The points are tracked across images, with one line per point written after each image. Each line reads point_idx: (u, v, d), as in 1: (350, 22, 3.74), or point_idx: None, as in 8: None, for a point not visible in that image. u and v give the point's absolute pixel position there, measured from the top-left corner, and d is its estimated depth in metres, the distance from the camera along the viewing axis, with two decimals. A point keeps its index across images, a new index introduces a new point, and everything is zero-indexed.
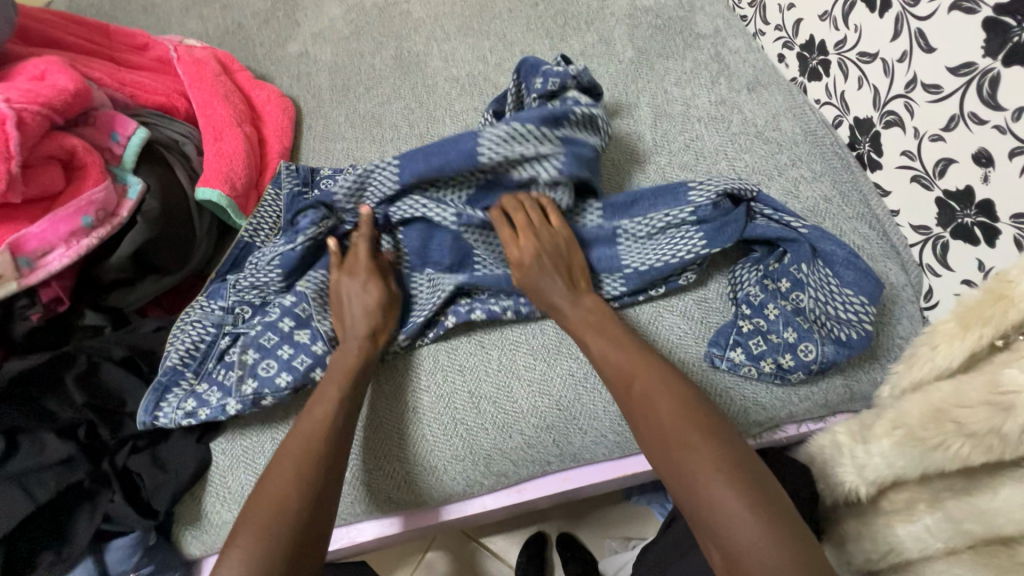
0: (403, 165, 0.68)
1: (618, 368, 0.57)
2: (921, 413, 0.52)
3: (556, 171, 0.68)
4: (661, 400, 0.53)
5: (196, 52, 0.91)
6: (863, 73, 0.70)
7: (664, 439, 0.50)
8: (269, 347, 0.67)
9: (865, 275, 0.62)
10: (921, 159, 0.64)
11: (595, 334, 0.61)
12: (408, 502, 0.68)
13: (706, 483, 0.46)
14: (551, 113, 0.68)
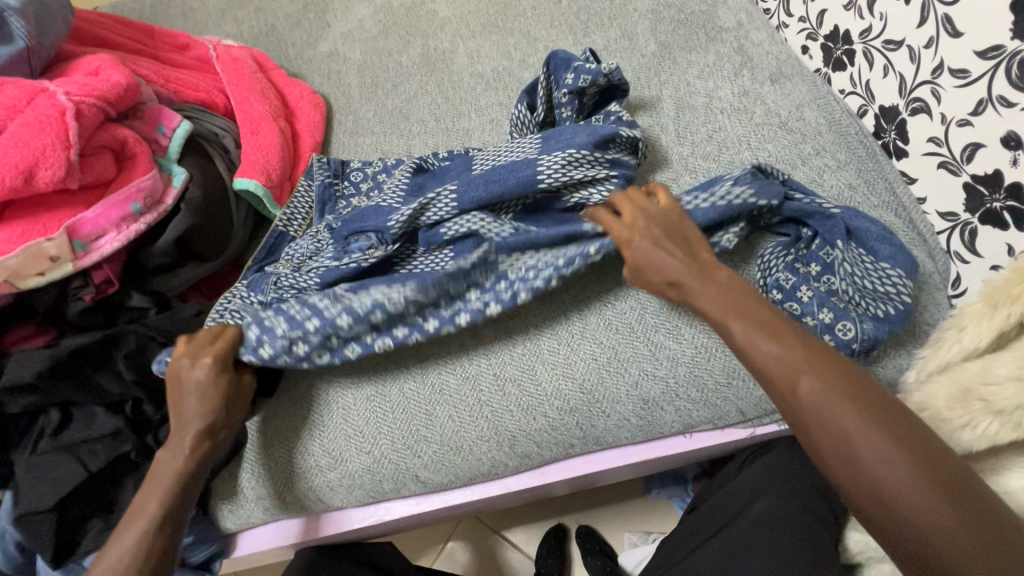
0: (460, 191, 0.71)
1: (779, 359, 0.51)
2: (946, 394, 0.52)
3: (610, 195, 0.71)
4: (844, 400, 0.47)
5: (234, 51, 0.96)
6: (888, 61, 0.70)
7: (850, 442, 0.46)
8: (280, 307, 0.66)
9: (900, 251, 0.65)
10: (948, 145, 0.64)
11: (741, 318, 0.55)
12: (436, 482, 0.71)
13: (917, 502, 0.43)
14: (603, 138, 0.72)
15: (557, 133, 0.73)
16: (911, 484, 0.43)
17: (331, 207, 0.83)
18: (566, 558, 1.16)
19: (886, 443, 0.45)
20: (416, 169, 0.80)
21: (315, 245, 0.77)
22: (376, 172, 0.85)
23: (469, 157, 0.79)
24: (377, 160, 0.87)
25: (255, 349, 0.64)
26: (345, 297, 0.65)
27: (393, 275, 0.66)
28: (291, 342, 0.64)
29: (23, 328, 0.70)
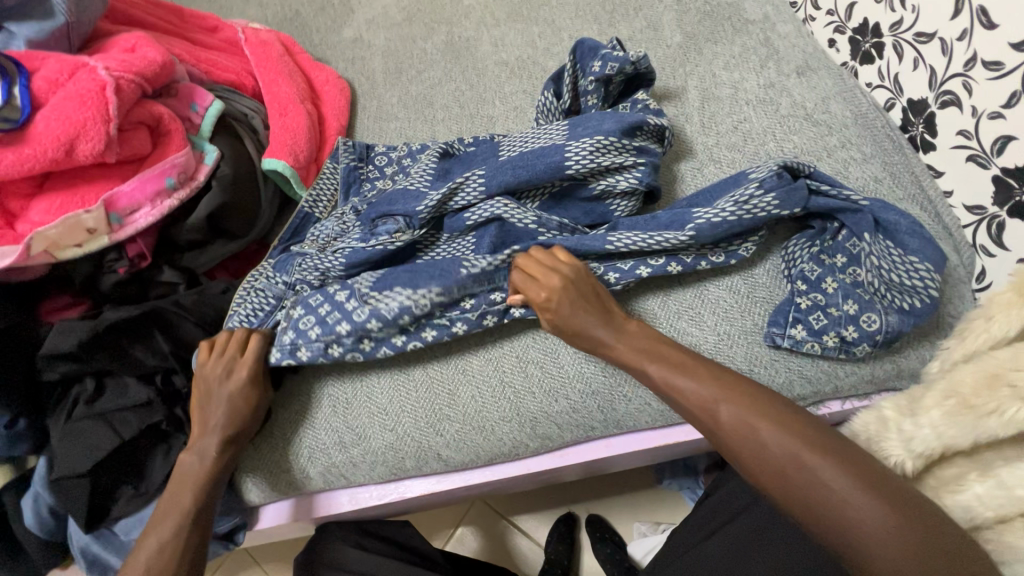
0: (488, 175, 0.72)
1: (688, 393, 0.57)
2: (974, 379, 0.53)
3: (636, 181, 0.71)
4: (754, 411, 0.54)
5: (262, 34, 0.97)
6: (919, 54, 0.70)
7: (770, 453, 0.51)
8: (313, 303, 0.69)
9: (931, 245, 0.63)
10: (978, 138, 0.64)
11: (656, 361, 0.61)
12: (458, 461, 0.72)
13: (837, 493, 0.47)
14: (629, 127, 0.72)
15: (584, 121, 0.74)
16: (839, 479, 0.48)
17: (356, 189, 0.84)
18: (575, 545, 1.18)
19: (802, 444, 0.50)
20: (442, 153, 0.80)
21: (340, 224, 0.78)
22: (401, 156, 0.86)
23: (495, 142, 0.80)
24: (403, 145, 0.88)
25: (292, 351, 0.68)
26: (370, 298, 0.67)
27: (413, 270, 0.68)
28: (327, 344, 0.68)
29: (58, 297, 0.72)
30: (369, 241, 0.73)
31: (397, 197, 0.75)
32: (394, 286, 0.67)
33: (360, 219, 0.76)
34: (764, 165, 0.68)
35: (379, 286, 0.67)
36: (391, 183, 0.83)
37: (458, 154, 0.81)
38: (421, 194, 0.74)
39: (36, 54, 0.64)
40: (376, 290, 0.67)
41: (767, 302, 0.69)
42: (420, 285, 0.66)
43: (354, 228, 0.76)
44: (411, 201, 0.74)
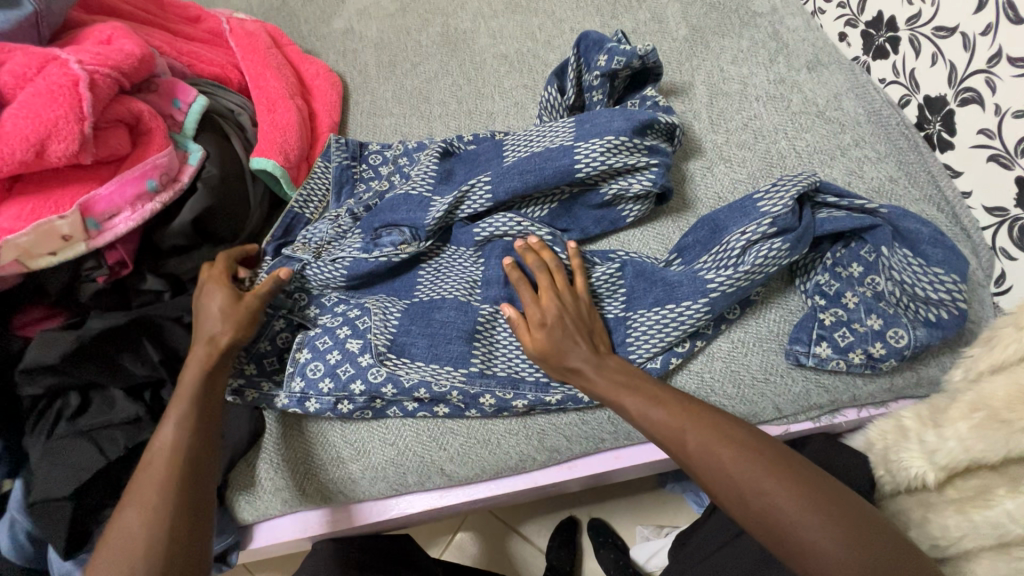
0: (495, 182, 0.69)
1: (658, 424, 0.53)
2: (1007, 395, 0.52)
3: (650, 182, 0.68)
4: (724, 447, 0.50)
5: (248, 25, 0.92)
6: (938, 49, 0.68)
7: (744, 498, 0.47)
8: (321, 350, 0.67)
9: (954, 252, 0.61)
10: (1001, 137, 0.62)
11: (629, 391, 0.56)
12: (462, 476, 0.68)
13: (804, 528, 0.45)
14: (634, 130, 0.68)
15: (590, 121, 0.70)
16: (819, 532, 0.44)
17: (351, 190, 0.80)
18: (576, 551, 1.15)
19: (779, 489, 0.47)
20: (443, 153, 0.76)
21: (336, 227, 0.74)
22: (396, 155, 0.82)
23: (498, 142, 0.75)
24: (397, 143, 0.84)
25: (301, 402, 0.66)
26: (386, 359, 0.65)
27: (434, 335, 0.66)
28: (338, 400, 0.65)
29: (34, 310, 0.68)
30: (371, 252, 0.70)
31: (400, 203, 0.72)
32: (416, 359, 0.66)
33: (362, 226, 0.73)
34: (777, 197, 0.63)
35: (397, 352, 0.66)
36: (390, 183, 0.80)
37: (458, 153, 0.78)
38: (426, 202, 0.71)
39: (1, 46, 0.59)
40: (395, 353, 0.66)
41: (783, 307, 0.67)
42: (444, 363, 0.65)
43: (354, 235, 0.73)
44: (415, 209, 0.71)
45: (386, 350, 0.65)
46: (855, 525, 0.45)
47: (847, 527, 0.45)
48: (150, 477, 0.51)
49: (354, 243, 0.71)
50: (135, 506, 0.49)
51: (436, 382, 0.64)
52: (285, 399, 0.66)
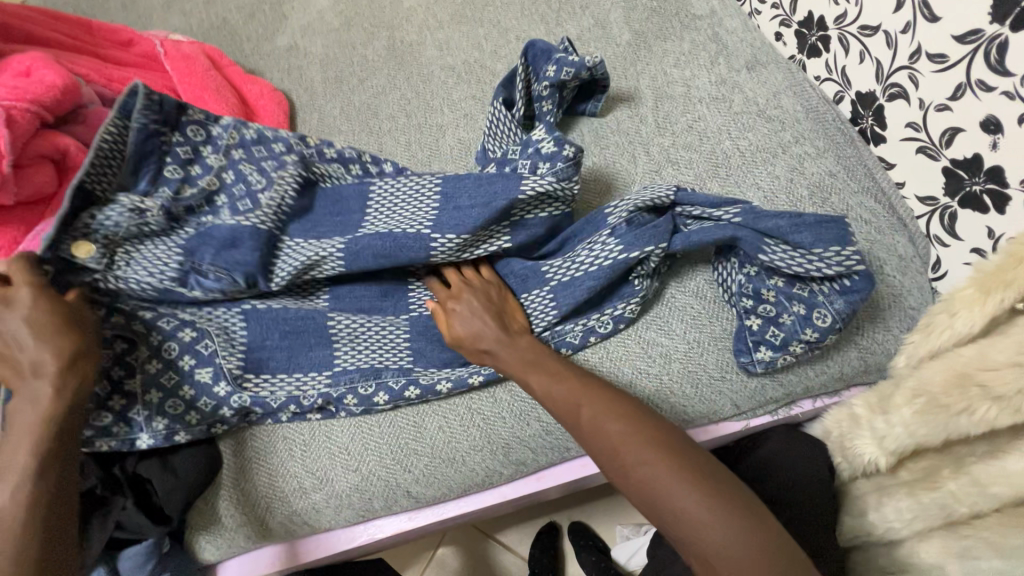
0: (348, 253, 0.67)
1: (560, 398, 0.57)
2: (944, 379, 0.53)
3: (545, 183, 0.65)
4: (611, 420, 0.53)
5: (184, 47, 0.90)
6: (864, 47, 0.70)
7: (625, 467, 0.51)
8: (173, 384, 0.64)
9: (821, 227, 0.62)
10: (927, 130, 0.64)
11: (536, 370, 0.60)
12: (429, 496, 0.67)
13: (676, 493, 0.48)
14: (512, 203, 0.65)
15: (456, 188, 0.67)
16: (687, 494, 0.48)
17: (171, 181, 0.67)
18: (559, 556, 1.15)
19: (653, 457, 0.50)
20: (305, 182, 0.73)
21: (139, 222, 0.63)
22: (227, 143, 0.71)
23: (364, 185, 0.73)
24: (232, 128, 0.72)
25: (168, 438, 0.63)
26: (246, 381, 0.65)
27: (292, 348, 0.67)
28: (211, 425, 0.66)
29: None
30: (188, 286, 0.64)
31: (241, 237, 0.65)
32: (277, 373, 0.67)
33: (188, 237, 0.65)
34: (620, 210, 0.67)
35: (255, 370, 0.66)
36: (223, 179, 0.69)
37: (325, 184, 0.74)
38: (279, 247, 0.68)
39: None
40: (253, 372, 0.66)
41: (714, 304, 0.69)
42: (306, 371, 0.67)
43: (181, 237, 0.66)
44: (245, 240, 0.65)
45: (242, 373, 0.66)
46: (724, 492, 0.48)
47: (713, 490, 0.48)
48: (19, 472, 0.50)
49: (165, 267, 0.64)
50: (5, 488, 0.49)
51: (304, 396, 0.67)
52: (147, 438, 0.62)
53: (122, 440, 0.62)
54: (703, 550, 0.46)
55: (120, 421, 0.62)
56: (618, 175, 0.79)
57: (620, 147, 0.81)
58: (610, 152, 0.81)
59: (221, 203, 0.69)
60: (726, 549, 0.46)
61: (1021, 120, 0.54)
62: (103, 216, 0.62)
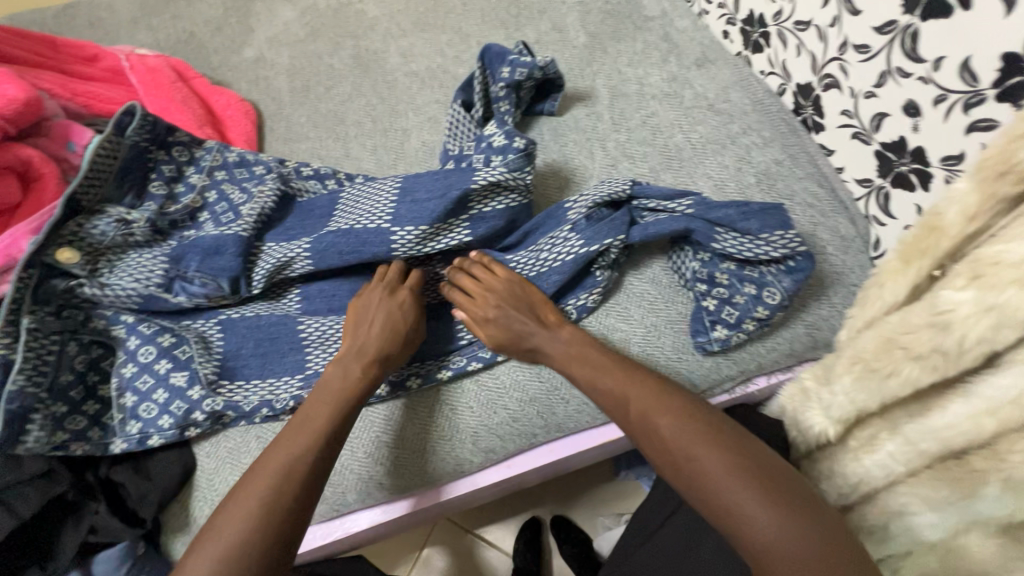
0: (316, 253, 0.70)
1: (606, 393, 0.58)
2: (876, 344, 0.51)
3: (496, 175, 0.68)
4: (663, 416, 0.53)
5: (149, 60, 0.92)
6: (800, 41, 0.74)
7: (679, 463, 0.51)
8: (144, 391, 0.66)
9: (763, 215, 0.67)
10: (859, 116, 0.68)
11: (582, 367, 0.61)
12: (401, 488, 0.69)
13: (736, 493, 0.47)
14: (465, 194, 0.68)
15: (416, 184, 0.70)
16: (746, 492, 0.47)
17: (156, 197, 0.73)
18: (542, 549, 1.17)
19: (710, 453, 0.50)
20: (283, 195, 0.77)
21: (126, 232, 0.69)
22: (211, 166, 0.77)
23: (335, 194, 0.76)
24: (215, 151, 0.79)
25: (142, 441, 0.65)
26: (220, 387, 0.67)
27: (266, 352, 0.69)
28: (183, 429, 0.66)
29: None
30: (172, 293, 0.69)
31: (224, 246, 0.70)
32: (250, 380, 0.68)
33: (171, 248, 0.71)
34: (581, 203, 0.70)
35: (229, 377, 0.68)
36: (206, 198, 0.75)
37: (302, 199, 0.79)
38: (256, 253, 0.72)
39: None
40: (228, 379, 0.68)
41: (673, 288, 0.72)
42: (279, 376, 0.68)
43: (164, 247, 0.71)
44: (227, 247, 0.69)
45: (217, 378, 0.67)
46: (781, 496, 0.47)
47: (773, 490, 0.47)
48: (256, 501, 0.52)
49: (150, 274, 0.68)
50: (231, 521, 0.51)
51: (276, 399, 0.67)
52: (121, 442, 0.65)
53: (96, 443, 0.64)
54: (758, 550, 0.45)
55: (95, 426, 0.65)
56: (577, 170, 0.82)
57: (578, 144, 0.85)
58: (568, 149, 0.84)
59: (204, 218, 0.74)
60: (778, 551, 0.44)
61: (935, 102, 0.57)
62: (92, 226, 0.68)
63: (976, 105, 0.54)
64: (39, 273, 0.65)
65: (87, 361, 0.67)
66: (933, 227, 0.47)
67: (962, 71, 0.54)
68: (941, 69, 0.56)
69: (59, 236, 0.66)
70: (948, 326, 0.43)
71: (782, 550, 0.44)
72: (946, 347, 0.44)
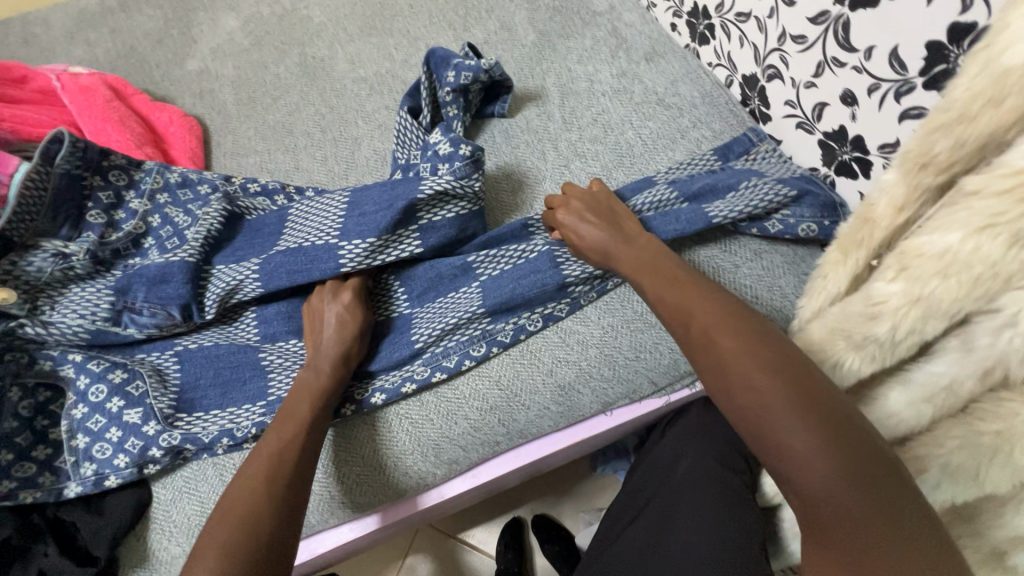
0: (263, 275, 0.68)
1: (673, 305, 0.53)
2: (819, 335, 0.50)
3: (444, 183, 0.67)
4: (728, 332, 0.48)
5: (83, 79, 0.89)
6: (742, 33, 0.74)
7: (732, 390, 0.45)
8: (97, 431, 0.63)
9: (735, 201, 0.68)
10: (802, 106, 0.68)
11: (651, 277, 0.57)
12: (365, 504, 0.68)
13: (787, 435, 0.41)
14: (412, 204, 0.66)
15: (364, 197, 0.68)
16: (791, 424, 0.41)
17: (94, 227, 0.70)
18: (526, 549, 1.17)
19: (781, 387, 0.43)
20: (229, 215, 0.74)
21: (64, 266, 0.66)
22: (152, 189, 0.74)
23: (283, 211, 0.74)
24: (155, 172, 0.75)
25: (98, 483, 0.63)
26: (177, 421, 0.64)
27: (225, 381, 0.67)
28: (140, 467, 0.63)
29: None
30: (121, 325, 0.67)
31: (170, 273, 0.67)
32: (209, 410, 0.66)
33: (115, 278, 0.68)
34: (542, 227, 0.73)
35: (187, 409, 0.65)
36: (149, 223, 0.73)
37: (251, 218, 0.76)
38: (205, 278, 0.69)
39: None
40: (185, 411, 0.65)
41: None
42: (240, 404, 0.66)
43: (108, 278, 0.68)
44: (174, 274, 0.67)
45: (174, 412, 0.65)
46: (843, 436, 0.40)
47: (820, 418, 0.41)
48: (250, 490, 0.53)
49: (95, 307, 0.66)
50: (228, 511, 0.51)
51: (237, 428, 0.65)
52: (77, 485, 0.63)
53: (48, 489, 0.62)
54: (809, 502, 0.40)
55: (46, 470, 0.62)
56: (529, 172, 0.82)
57: (530, 145, 0.84)
58: (520, 151, 0.83)
59: (148, 244, 0.72)
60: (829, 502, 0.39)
61: (869, 92, 0.58)
62: (27, 262, 0.65)
63: (906, 93, 0.54)
64: None
65: (35, 405, 0.64)
66: (867, 219, 0.47)
67: (892, 59, 0.54)
68: (872, 58, 0.56)
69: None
70: (880, 316, 0.44)
71: (830, 508, 0.39)
72: (879, 336, 0.45)
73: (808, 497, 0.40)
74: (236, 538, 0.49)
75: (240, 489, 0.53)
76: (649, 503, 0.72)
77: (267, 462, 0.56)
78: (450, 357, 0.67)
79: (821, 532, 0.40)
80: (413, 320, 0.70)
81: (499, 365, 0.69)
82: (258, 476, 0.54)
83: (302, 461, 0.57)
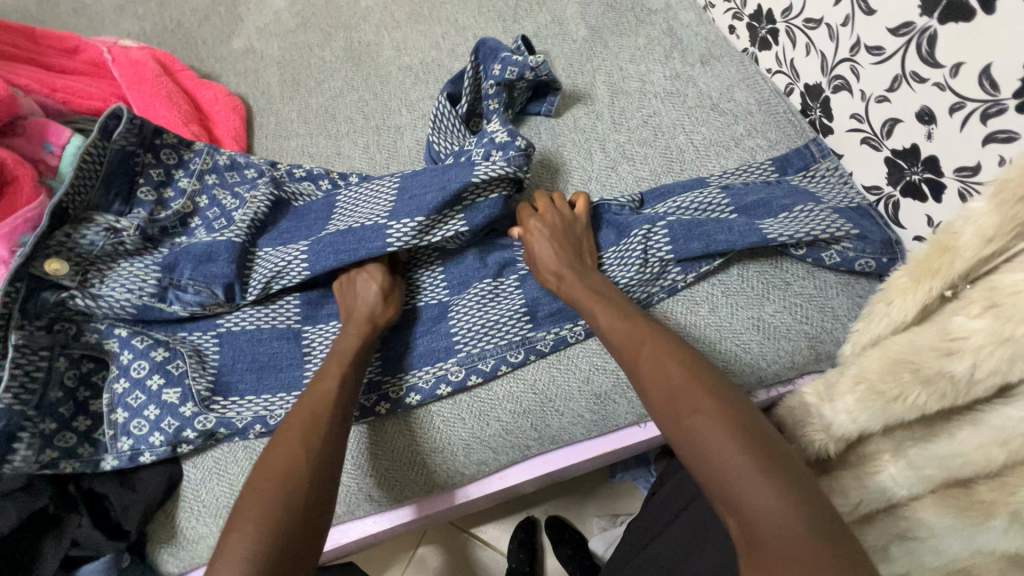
0: (311, 256, 0.67)
1: (624, 335, 0.55)
2: (880, 366, 0.47)
3: (501, 168, 0.66)
4: (671, 362, 0.50)
5: (133, 52, 0.89)
6: (810, 40, 0.71)
7: (676, 412, 0.46)
8: (136, 407, 0.64)
9: (793, 220, 0.66)
10: (869, 121, 0.65)
11: (601, 305, 0.59)
12: (391, 498, 0.67)
13: (720, 451, 0.42)
14: (464, 187, 0.65)
15: (414, 182, 0.68)
16: (732, 450, 0.42)
17: (145, 203, 0.70)
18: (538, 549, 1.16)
19: (713, 412, 0.45)
20: (275, 201, 0.73)
21: (115, 241, 0.66)
22: (202, 169, 0.75)
23: (331, 196, 0.74)
24: (206, 153, 0.76)
25: (134, 458, 0.63)
26: (213, 404, 0.65)
27: (261, 367, 0.67)
28: (173, 447, 0.64)
29: None
30: (167, 302, 0.67)
31: (216, 252, 0.67)
32: (245, 395, 0.66)
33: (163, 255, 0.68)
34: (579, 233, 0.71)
35: (224, 393, 0.66)
36: (196, 204, 0.73)
37: (297, 203, 0.75)
38: (251, 259, 0.69)
39: None
40: (221, 395, 0.66)
41: (686, 298, 0.67)
42: (275, 392, 0.66)
43: (156, 255, 0.69)
44: (220, 253, 0.67)
45: (211, 395, 0.65)
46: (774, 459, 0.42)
47: (749, 442, 0.43)
48: (287, 447, 0.53)
49: (143, 283, 0.66)
50: (268, 467, 0.52)
51: (270, 416, 0.65)
52: (113, 459, 0.63)
53: (86, 460, 0.62)
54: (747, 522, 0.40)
55: (85, 442, 0.63)
56: (574, 172, 0.80)
57: (575, 145, 0.82)
58: (565, 150, 0.81)
59: (195, 224, 0.72)
60: (767, 521, 0.39)
61: (951, 110, 0.55)
62: (80, 235, 0.65)
63: (995, 115, 0.51)
64: (28, 285, 0.62)
65: (78, 376, 0.65)
66: (947, 247, 0.45)
67: (982, 78, 0.51)
68: (959, 75, 0.53)
69: (45, 247, 0.63)
70: (958, 353, 0.42)
71: (765, 527, 0.39)
72: (954, 374, 0.43)
73: (747, 519, 0.40)
74: (279, 490, 0.50)
75: (277, 445, 0.54)
76: (676, 519, 0.70)
77: (304, 423, 0.55)
78: (487, 360, 0.66)
79: (759, 557, 0.39)
80: (448, 319, 0.69)
81: (537, 370, 0.67)
82: (296, 436, 0.54)
83: (337, 423, 0.56)
